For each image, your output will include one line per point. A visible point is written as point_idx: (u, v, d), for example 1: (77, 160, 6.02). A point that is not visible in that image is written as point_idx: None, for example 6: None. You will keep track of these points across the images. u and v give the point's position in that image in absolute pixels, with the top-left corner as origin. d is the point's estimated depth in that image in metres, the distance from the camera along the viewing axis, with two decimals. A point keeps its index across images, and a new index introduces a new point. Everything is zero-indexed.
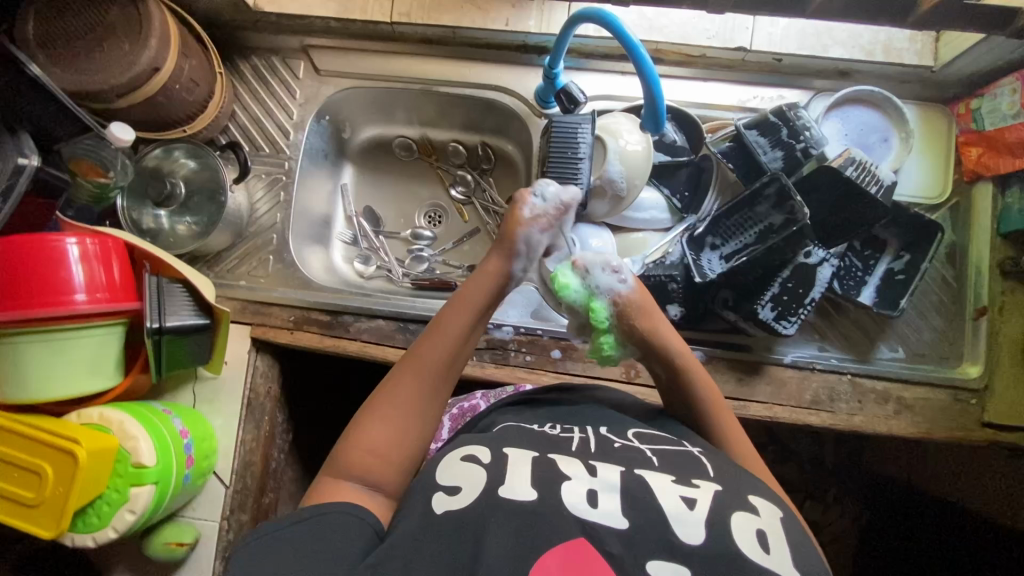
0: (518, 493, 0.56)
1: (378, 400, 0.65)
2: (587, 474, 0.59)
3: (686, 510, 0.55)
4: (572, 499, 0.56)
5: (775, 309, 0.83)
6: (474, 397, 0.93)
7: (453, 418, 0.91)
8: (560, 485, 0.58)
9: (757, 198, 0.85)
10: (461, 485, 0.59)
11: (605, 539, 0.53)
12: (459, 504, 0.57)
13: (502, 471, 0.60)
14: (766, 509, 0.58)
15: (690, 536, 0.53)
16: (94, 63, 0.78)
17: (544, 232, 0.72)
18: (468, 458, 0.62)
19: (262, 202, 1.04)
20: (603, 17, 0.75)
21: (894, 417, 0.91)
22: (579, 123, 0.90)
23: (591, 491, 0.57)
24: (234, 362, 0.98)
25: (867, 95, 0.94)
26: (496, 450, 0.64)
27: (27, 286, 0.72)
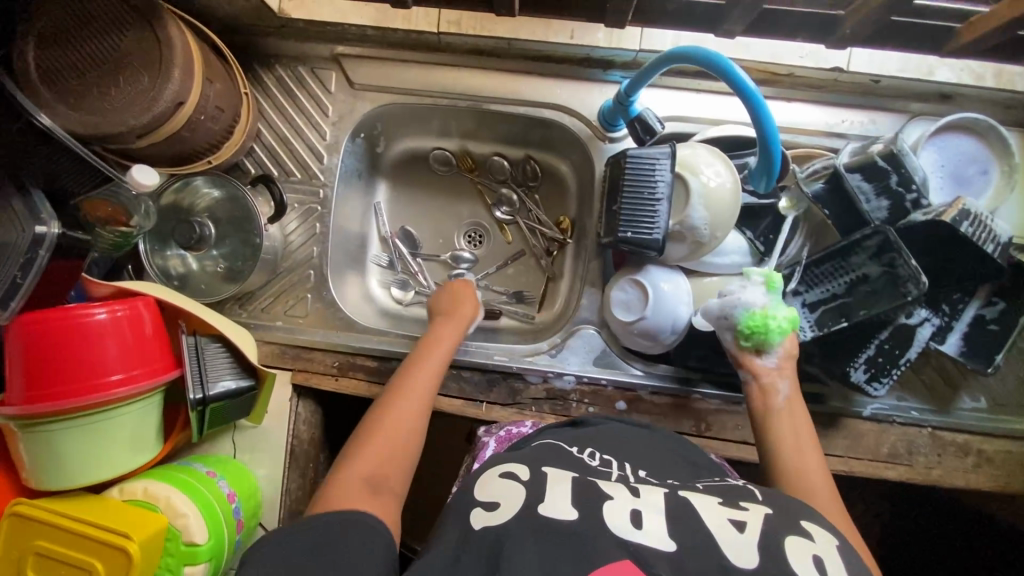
0: (559, 512, 0.55)
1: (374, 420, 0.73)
2: (630, 495, 0.58)
3: (736, 534, 0.53)
4: (614, 519, 0.54)
5: (868, 370, 0.78)
6: (522, 423, 0.85)
7: (497, 440, 0.83)
8: (601, 505, 0.56)
9: (853, 248, 0.77)
10: (500, 501, 0.58)
11: (654, 565, 0.50)
12: (498, 519, 0.56)
13: (542, 488, 0.59)
14: (820, 534, 0.55)
15: (742, 559, 0.51)
16: (109, 102, 0.67)
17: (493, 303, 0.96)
18: (508, 476, 0.62)
19: (296, 234, 0.95)
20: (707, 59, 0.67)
21: (973, 471, 0.87)
22: (657, 159, 0.80)
23: (635, 513, 0.55)
24: (274, 410, 0.92)
25: (971, 122, 0.85)
26: (535, 469, 0.63)
27: (58, 370, 0.64)
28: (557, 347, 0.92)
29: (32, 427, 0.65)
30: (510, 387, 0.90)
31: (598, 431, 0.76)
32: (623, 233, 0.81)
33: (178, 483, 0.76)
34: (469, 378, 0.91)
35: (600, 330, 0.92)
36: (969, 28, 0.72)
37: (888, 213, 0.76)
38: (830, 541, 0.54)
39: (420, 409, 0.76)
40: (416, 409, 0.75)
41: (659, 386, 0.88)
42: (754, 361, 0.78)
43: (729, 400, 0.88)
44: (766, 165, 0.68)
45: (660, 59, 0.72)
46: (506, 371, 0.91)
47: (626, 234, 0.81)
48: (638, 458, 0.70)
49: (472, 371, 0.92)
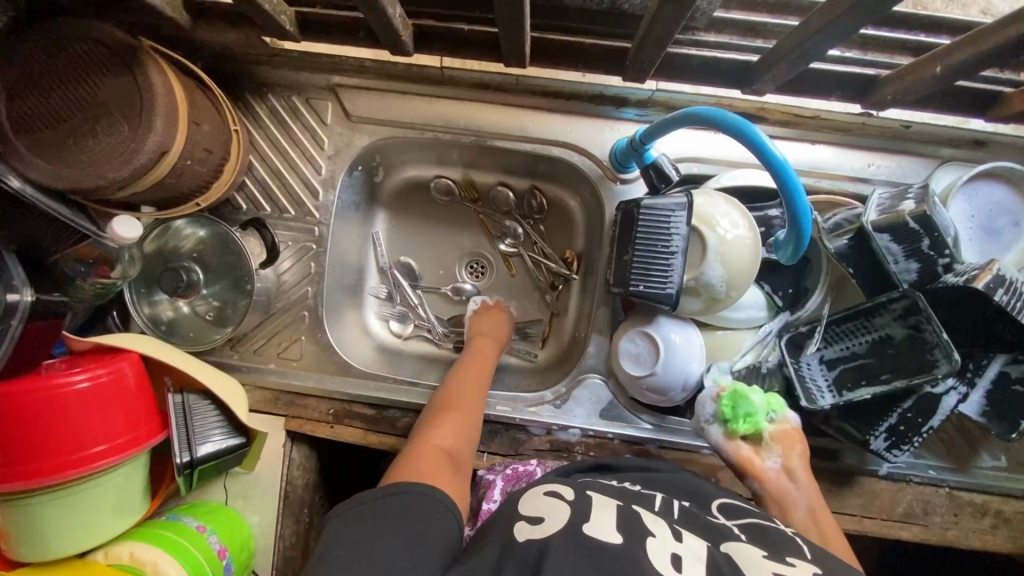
0: (602, 535, 0.54)
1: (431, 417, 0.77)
2: (672, 537, 0.56)
3: None
4: (656, 555, 0.53)
5: (889, 438, 0.74)
6: (529, 461, 0.83)
7: (505, 479, 0.80)
8: (643, 538, 0.55)
9: (877, 310, 0.74)
10: (545, 517, 0.58)
11: None
12: (542, 533, 0.55)
13: (586, 511, 0.58)
14: None
15: None
16: (87, 153, 0.62)
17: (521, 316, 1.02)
18: (552, 494, 0.62)
19: (290, 273, 0.91)
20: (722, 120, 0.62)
21: (990, 532, 0.84)
22: (672, 211, 0.75)
23: (676, 555, 0.53)
24: (268, 457, 0.89)
25: (1005, 171, 0.80)
26: (580, 492, 0.63)
27: (35, 443, 0.60)
28: (562, 397, 0.88)
29: (11, 500, 0.62)
30: (512, 438, 0.87)
31: (631, 465, 0.76)
32: (635, 286, 0.77)
33: (165, 544, 0.73)
34: None
35: (607, 380, 0.88)
36: (1018, 96, 0.69)
37: (917, 276, 0.72)
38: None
39: (477, 403, 0.81)
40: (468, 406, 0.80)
41: (668, 441, 0.85)
42: (754, 462, 0.75)
43: None
44: (797, 232, 0.62)
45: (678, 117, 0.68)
46: (508, 422, 0.87)
47: (637, 287, 0.77)
48: (677, 488, 0.70)
49: None
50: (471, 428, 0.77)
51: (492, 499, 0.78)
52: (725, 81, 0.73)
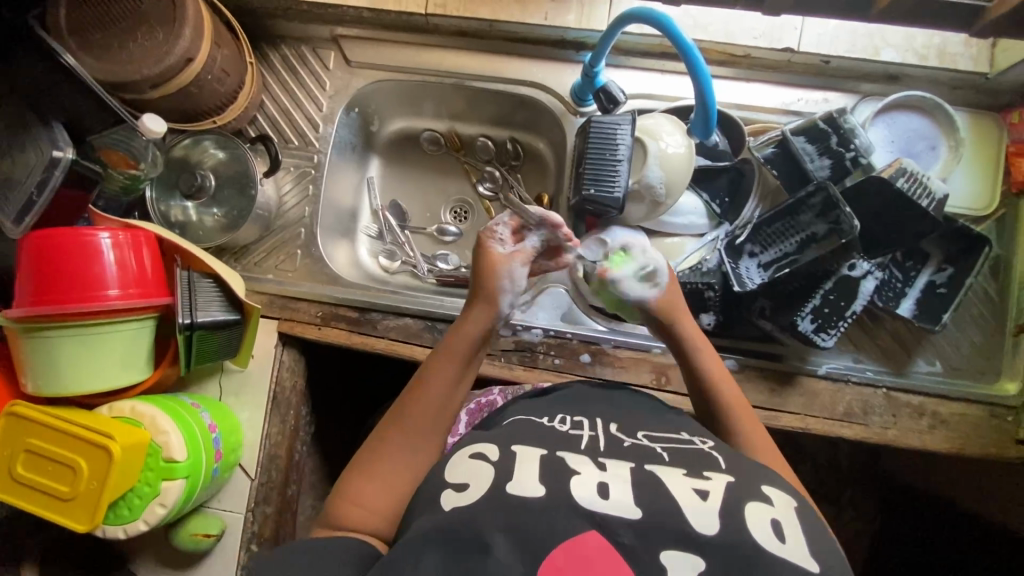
0: (526, 491, 0.52)
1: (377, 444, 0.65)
2: (596, 469, 0.55)
3: (699, 502, 0.51)
4: (581, 492, 0.52)
5: (814, 321, 0.82)
6: (490, 392, 0.90)
7: (469, 413, 0.87)
8: (568, 479, 0.53)
9: (801, 207, 0.82)
10: (469, 483, 0.55)
11: (616, 531, 0.49)
12: (467, 500, 0.53)
13: (509, 470, 0.55)
14: (780, 498, 0.54)
15: (704, 526, 0.49)
16: (128, 53, 0.77)
17: (525, 265, 0.75)
18: (479, 456, 0.59)
19: (290, 196, 1.03)
20: (656, 18, 0.74)
21: (928, 432, 0.89)
22: (618, 124, 0.87)
23: (602, 484, 0.53)
24: (260, 356, 0.98)
25: (917, 100, 0.91)
26: (505, 448, 0.59)
27: (62, 279, 0.72)
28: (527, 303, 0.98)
29: (33, 333, 0.73)
30: None
31: (570, 396, 0.74)
32: (587, 190, 0.87)
33: (166, 407, 0.81)
34: (443, 330, 0.97)
35: (569, 290, 0.98)
36: None
37: (830, 171, 0.82)
38: (787, 502, 0.54)
39: (428, 421, 0.66)
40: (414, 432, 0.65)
41: (622, 341, 0.93)
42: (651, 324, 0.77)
43: None
44: (705, 116, 0.78)
45: (614, 20, 0.78)
46: None
47: (589, 191, 0.87)
48: (609, 412, 0.69)
49: (446, 323, 0.98)
50: (416, 452, 0.64)
51: (457, 432, 0.85)
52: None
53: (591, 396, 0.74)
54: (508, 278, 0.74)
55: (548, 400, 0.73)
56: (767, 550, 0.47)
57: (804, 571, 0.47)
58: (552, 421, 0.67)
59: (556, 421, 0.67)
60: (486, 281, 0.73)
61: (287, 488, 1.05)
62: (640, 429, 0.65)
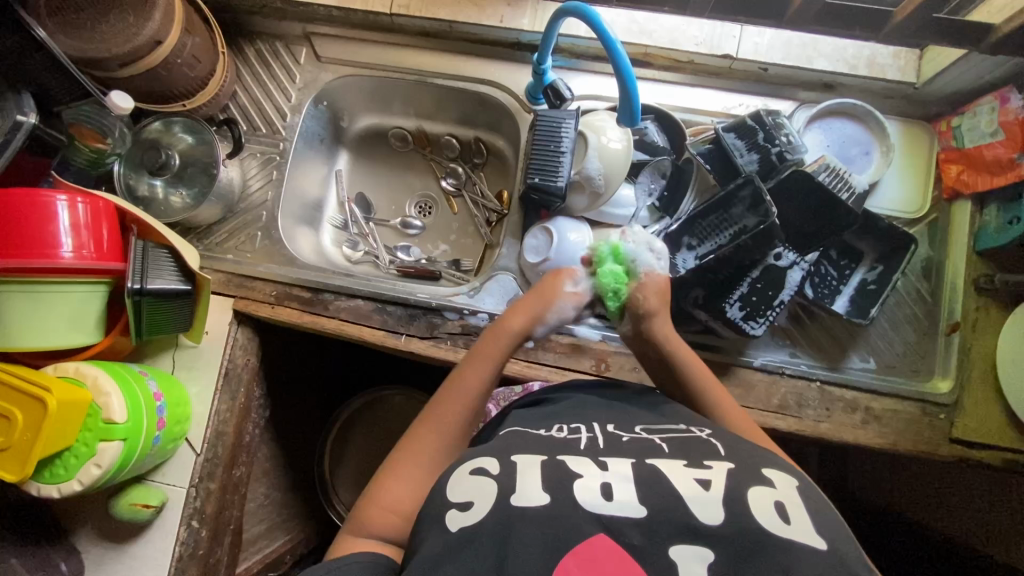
0: (531, 500, 0.53)
1: (404, 455, 0.67)
2: (597, 468, 0.57)
3: (702, 491, 0.53)
4: (585, 496, 0.53)
5: (743, 308, 0.85)
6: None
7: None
8: (570, 485, 0.55)
9: (732, 200, 0.87)
10: (473, 500, 0.56)
11: (625, 531, 0.50)
12: (473, 520, 0.54)
13: (512, 480, 0.57)
14: (782, 480, 0.56)
15: (708, 516, 0.50)
16: (98, 33, 0.82)
17: (575, 308, 0.81)
18: (480, 471, 0.59)
19: (255, 179, 1.07)
20: (585, 13, 0.79)
21: (861, 427, 0.91)
22: (564, 118, 0.93)
23: (605, 485, 0.54)
24: (215, 333, 1.00)
25: (850, 107, 0.97)
26: (505, 459, 0.61)
27: (16, 237, 0.75)
28: (476, 288, 1.00)
29: None
30: (429, 322, 0.98)
31: (570, 403, 0.75)
32: (533, 178, 0.92)
33: (110, 370, 0.83)
34: (393, 312, 0.99)
35: (516, 278, 1.01)
36: None
37: (759, 166, 0.86)
38: (790, 483, 0.56)
39: (459, 433, 0.70)
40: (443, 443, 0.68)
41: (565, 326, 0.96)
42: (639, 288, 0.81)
43: None
44: (628, 107, 0.83)
45: (552, 16, 0.84)
46: (427, 307, 0.99)
47: (534, 179, 0.91)
48: (602, 415, 0.71)
49: (396, 306, 1.00)
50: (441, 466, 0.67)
51: None
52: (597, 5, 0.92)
53: (584, 400, 0.76)
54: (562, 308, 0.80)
55: (542, 411, 0.74)
56: (770, 531, 0.49)
57: (812, 548, 0.48)
58: (548, 429, 0.68)
59: (554, 429, 0.68)
60: (543, 299, 0.80)
61: (234, 468, 1.05)
62: (636, 425, 0.68)
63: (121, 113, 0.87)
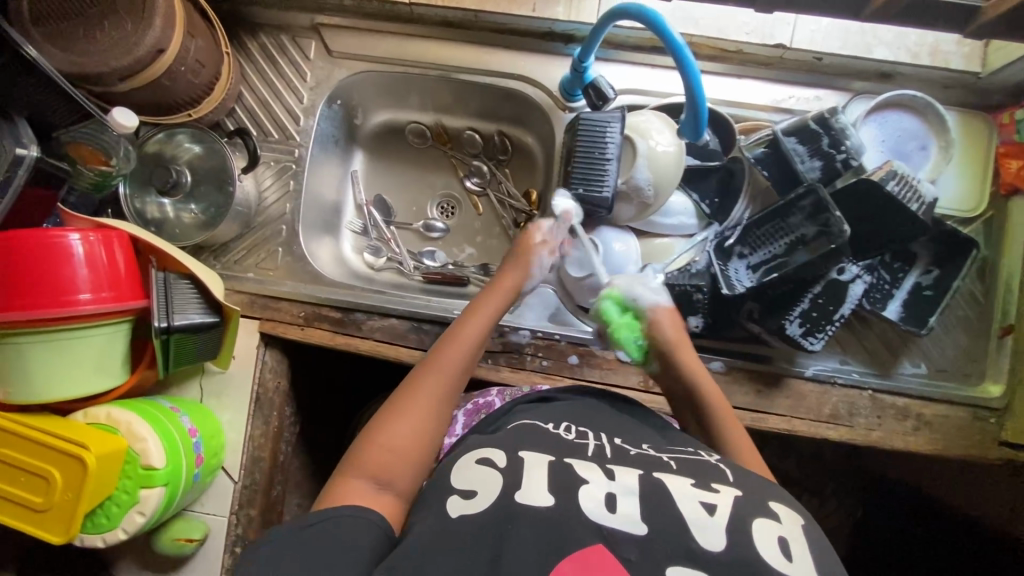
0: (535, 500, 0.52)
1: (397, 402, 0.65)
2: (604, 476, 0.56)
3: (706, 515, 0.51)
4: (589, 504, 0.52)
5: (803, 325, 0.81)
6: (488, 393, 0.87)
7: (466, 413, 0.84)
8: (577, 490, 0.54)
9: (791, 209, 0.82)
10: (476, 490, 0.55)
11: (622, 546, 0.49)
12: (472, 510, 0.53)
13: (518, 476, 0.56)
14: (788, 515, 0.54)
15: (711, 543, 0.49)
16: (93, 44, 0.73)
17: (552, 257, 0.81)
18: (485, 462, 0.59)
19: (271, 191, 1.00)
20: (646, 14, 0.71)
21: (912, 434, 0.90)
22: (609, 122, 0.85)
23: (611, 496, 0.53)
24: (243, 357, 0.95)
25: (909, 100, 0.90)
26: (512, 453, 0.60)
27: (29, 286, 0.68)
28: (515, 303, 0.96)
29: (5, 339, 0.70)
30: None
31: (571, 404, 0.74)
32: (576, 189, 0.86)
33: (143, 413, 0.79)
34: (429, 331, 0.95)
35: (556, 290, 0.96)
36: None
37: (821, 173, 0.81)
38: (795, 521, 0.53)
39: (454, 377, 0.68)
40: (437, 389, 0.66)
41: None
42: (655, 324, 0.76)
43: None
44: (695, 117, 0.76)
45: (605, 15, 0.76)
46: None
47: (578, 191, 0.85)
48: (614, 426, 0.69)
49: (433, 324, 0.96)
50: (436, 414, 0.65)
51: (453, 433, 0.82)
52: None
53: (594, 406, 0.74)
54: (539, 265, 0.80)
55: (548, 407, 0.73)
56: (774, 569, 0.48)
57: None
58: (556, 428, 0.67)
59: (561, 430, 0.66)
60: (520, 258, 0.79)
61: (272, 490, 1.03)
62: (645, 441, 0.66)
63: (126, 132, 0.79)
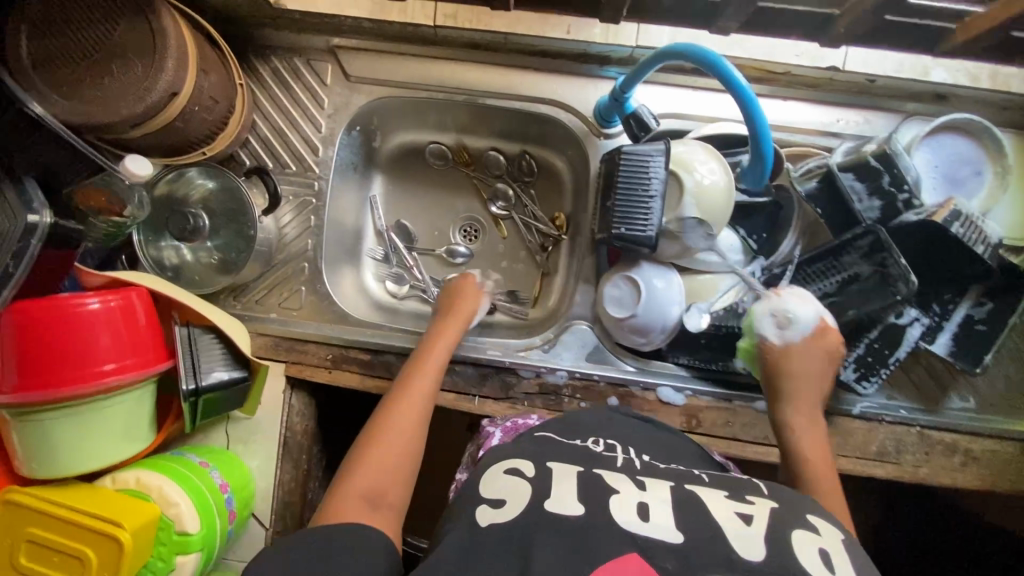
0: (565, 508, 0.51)
1: (370, 438, 0.72)
2: (635, 488, 0.54)
3: (743, 525, 0.49)
4: (622, 515, 0.50)
5: (857, 370, 0.80)
6: (529, 415, 0.85)
7: (504, 430, 0.81)
8: (606, 500, 0.52)
9: (845, 248, 0.78)
10: (506, 499, 0.54)
11: (658, 554, 0.47)
12: (503, 518, 0.51)
13: (547, 484, 0.55)
14: (828, 529, 0.51)
15: (750, 551, 0.46)
16: (101, 91, 0.67)
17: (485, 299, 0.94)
18: (513, 472, 0.58)
19: (291, 226, 0.95)
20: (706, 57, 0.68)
21: (960, 469, 0.88)
22: (651, 156, 0.80)
23: (642, 505, 0.51)
24: (269, 402, 0.91)
25: (965, 122, 0.84)
26: (540, 464, 0.59)
27: (51, 362, 0.65)
28: (551, 341, 0.93)
29: (29, 415, 0.67)
30: (503, 381, 0.90)
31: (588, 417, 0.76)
32: (617, 229, 0.81)
33: (172, 474, 0.75)
34: (462, 372, 0.91)
35: (593, 327, 0.94)
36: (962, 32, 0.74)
37: (879, 213, 0.77)
38: (836, 534, 0.50)
39: (421, 408, 0.76)
40: (409, 424, 0.73)
41: (652, 383, 0.89)
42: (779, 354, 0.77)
43: (722, 397, 0.88)
44: (756, 160, 0.72)
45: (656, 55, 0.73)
46: (499, 366, 0.91)
47: (620, 230, 0.81)
48: (639, 441, 0.70)
49: (465, 365, 0.92)
50: (411, 443, 0.72)
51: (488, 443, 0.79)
52: (691, 20, 0.80)
53: (618, 421, 0.75)
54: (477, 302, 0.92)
55: (584, 418, 0.74)
56: None
57: None
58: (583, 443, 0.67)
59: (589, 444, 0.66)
60: (459, 299, 0.91)
61: None
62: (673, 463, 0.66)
63: (139, 182, 0.74)
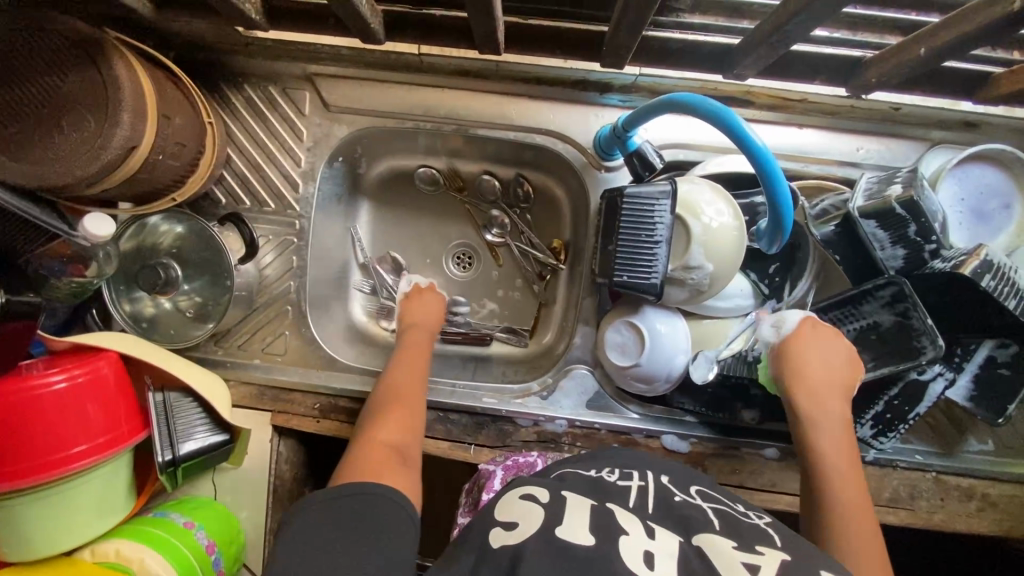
0: (575, 538, 0.48)
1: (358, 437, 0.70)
2: (643, 532, 0.50)
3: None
4: (628, 553, 0.47)
5: (874, 427, 0.77)
6: (529, 453, 0.83)
7: (506, 469, 0.79)
8: (615, 539, 0.48)
9: (864, 297, 0.73)
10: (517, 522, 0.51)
11: None
12: (514, 539, 0.49)
13: (557, 513, 0.51)
14: None
15: None
16: (53, 150, 0.61)
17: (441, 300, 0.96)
18: (528, 498, 0.55)
19: (273, 266, 0.90)
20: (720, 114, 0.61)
21: (976, 515, 0.84)
22: (656, 199, 0.73)
23: (648, 554, 0.47)
24: (254, 452, 0.85)
25: (998, 153, 0.77)
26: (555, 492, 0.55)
27: (14, 449, 0.61)
28: (549, 388, 0.88)
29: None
30: (499, 430, 0.87)
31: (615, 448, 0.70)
32: (619, 276, 0.76)
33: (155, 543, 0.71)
34: (456, 420, 0.87)
35: (594, 371, 0.89)
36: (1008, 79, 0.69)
37: (903, 262, 0.72)
38: None
39: (418, 394, 0.78)
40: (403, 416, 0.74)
41: (656, 431, 0.85)
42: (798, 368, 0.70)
43: (729, 445, 0.84)
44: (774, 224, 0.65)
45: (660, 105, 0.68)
46: (495, 414, 0.87)
47: (622, 278, 0.76)
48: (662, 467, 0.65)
49: (458, 413, 0.88)
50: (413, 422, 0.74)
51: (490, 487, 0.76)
52: (705, 65, 0.75)
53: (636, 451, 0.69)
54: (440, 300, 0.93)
55: (607, 451, 0.68)
56: None
57: None
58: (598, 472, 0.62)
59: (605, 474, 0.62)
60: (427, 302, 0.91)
61: None
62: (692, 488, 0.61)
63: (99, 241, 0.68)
